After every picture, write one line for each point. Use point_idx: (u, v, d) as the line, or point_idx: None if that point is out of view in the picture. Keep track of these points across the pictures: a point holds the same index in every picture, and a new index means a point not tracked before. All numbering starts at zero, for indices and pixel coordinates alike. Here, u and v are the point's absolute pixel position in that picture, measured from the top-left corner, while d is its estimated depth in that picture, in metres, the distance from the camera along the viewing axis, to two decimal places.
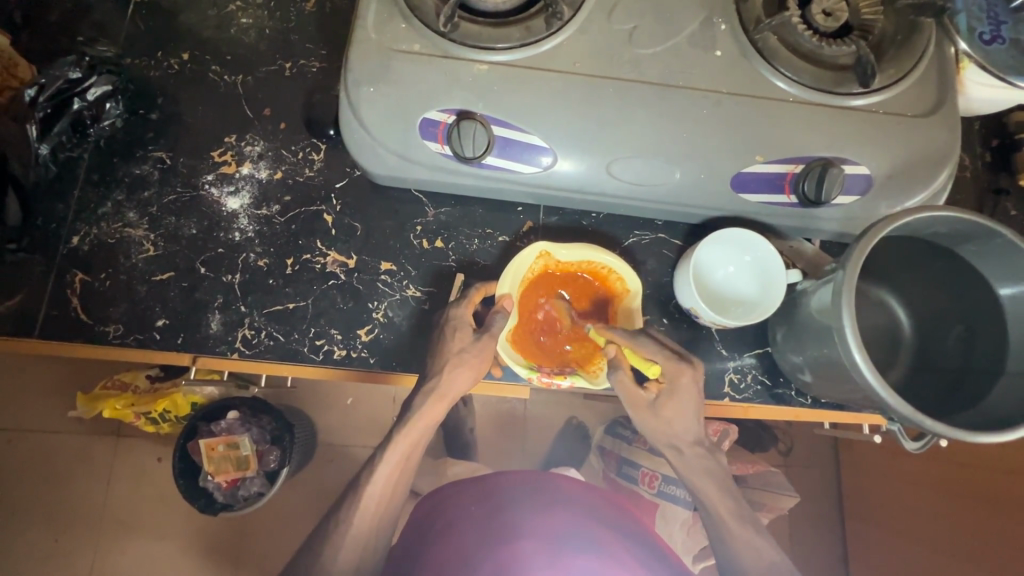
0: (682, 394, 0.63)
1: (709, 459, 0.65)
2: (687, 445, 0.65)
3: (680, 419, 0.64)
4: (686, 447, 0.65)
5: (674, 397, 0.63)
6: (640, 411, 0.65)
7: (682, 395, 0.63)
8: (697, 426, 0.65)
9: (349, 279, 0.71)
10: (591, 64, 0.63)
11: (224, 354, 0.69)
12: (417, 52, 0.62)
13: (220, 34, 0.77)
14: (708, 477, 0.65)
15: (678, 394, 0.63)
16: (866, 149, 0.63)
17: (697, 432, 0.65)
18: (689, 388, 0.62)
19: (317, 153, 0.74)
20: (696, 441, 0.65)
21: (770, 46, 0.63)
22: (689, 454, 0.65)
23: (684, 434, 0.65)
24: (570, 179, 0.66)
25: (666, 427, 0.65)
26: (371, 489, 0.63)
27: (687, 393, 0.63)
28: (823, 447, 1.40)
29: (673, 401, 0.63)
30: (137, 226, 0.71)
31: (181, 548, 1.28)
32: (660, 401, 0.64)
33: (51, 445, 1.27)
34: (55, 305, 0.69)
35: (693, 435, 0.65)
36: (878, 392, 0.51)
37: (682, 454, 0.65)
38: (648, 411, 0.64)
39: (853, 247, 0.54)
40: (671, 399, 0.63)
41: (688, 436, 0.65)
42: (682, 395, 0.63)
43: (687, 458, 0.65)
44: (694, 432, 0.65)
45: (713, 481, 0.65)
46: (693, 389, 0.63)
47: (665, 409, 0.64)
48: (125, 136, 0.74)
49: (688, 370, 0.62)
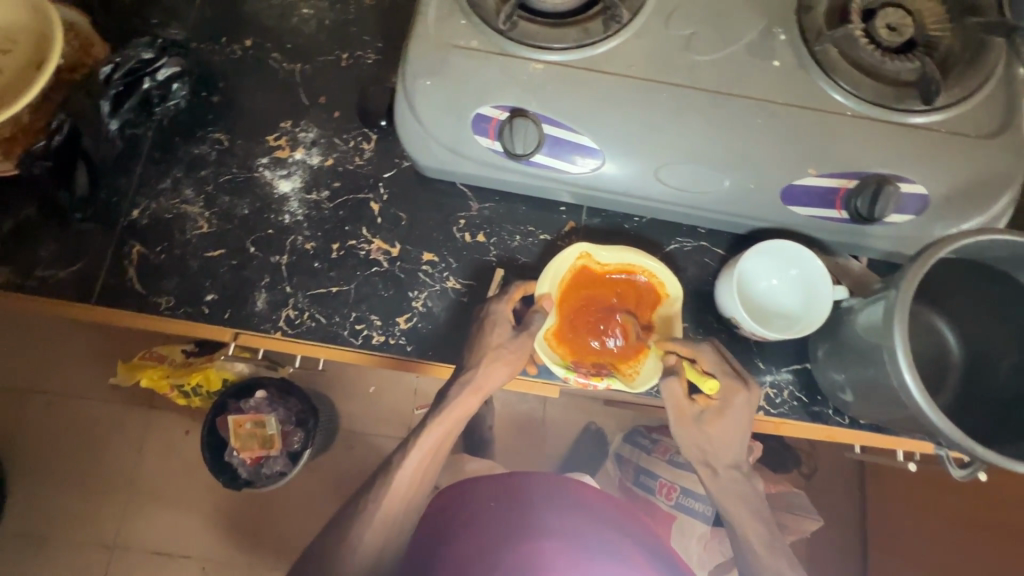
0: (733, 412, 0.63)
1: (745, 484, 0.65)
2: (723, 467, 0.65)
3: (723, 438, 0.64)
4: (723, 470, 0.65)
5: (725, 413, 0.63)
6: (685, 424, 0.65)
7: (733, 412, 0.63)
8: (737, 450, 0.64)
9: (392, 267, 0.72)
10: (646, 67, 0.63)
11: (267, 332, 0.71)
12: (475, 48, 0.63)
13: (282, 24, 0.80)
14: (740, 501, 0.64)
15: (727, 413, 0.63)
16: (924, 168, 0.61)
17: (736, 454, 0.65)
18: (742, 407, 0.62)
19: (368, 142, 0.76)
20: (733, 464, 0.65)
21: (830, 59, 0.63)
22: (724, 477, 0.65)
23: (724, 454, 0.65)
24: (617, 181, 0.66)
25: (706, 443, 0.65)
26: (401, 473, 0.64)
27: (737, 412, 0.63)
28: (847, 473, 1.36)
29: (722, 418, 0.63)
30: (194, 204, 0.74)
31: (202, 519, 1.32)
32: (707, 415, 0.64)
33: (89, 410, 1.32)
34: (113, 274, 0.72)
35: (730, 457, 0.65)
36: (927, 415, 0.50)
37: (717, 476, 0.65)
38: (693, 424, 0.64)
39: (909, 267, 0.53)
40: (718, 417, 0.63)
41: (727, 458, 0.65)
42: (733, 415, 0.63)
43: (721, 480, 0.65)
44: (733, 455, 0.65)
45: (744, 504, 0.64)
46: (745, 410, 0.63)
47: (711, 425, 0.64)
48: (188, 117, 0.77)
49: (743, 390, 0.62)
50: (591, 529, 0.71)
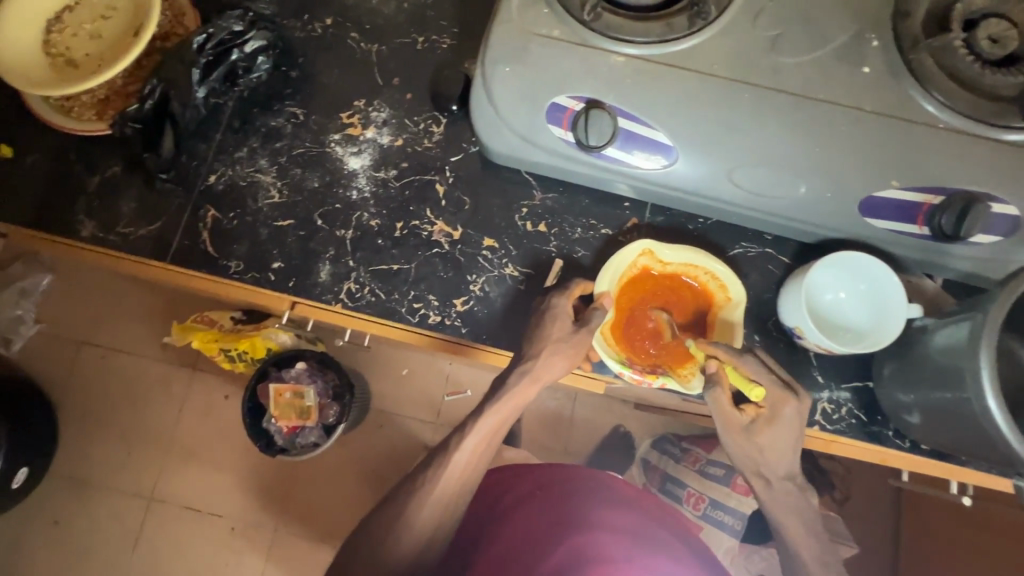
0: (785, 423, 0.61)
1: (797, 497, 0.62)
2: (776, 478, 0.62)
3: (778, 451, 0.61)
4: (776, 481, 0.62)
5: (774, 423, 0.61)
6: (734, 435, 0.62)
7: (784, 423, 0.61)
8: (790, 462, 0.62)
9: (452, 249, 0.74)
10: (729, 66, 0.62)
11: (328, 303, 0.73)
12: (557, 37, 0.63)
13: (362, 5, 0.82)
14: (795, 514, 0.62)
15: (777, 423, 0.61)
16: (1019, 188, 0.59)
17: (789, 466, 0.62)
18: (792, 418, 0.61)
19: (437, 125, 0.77)
20: (786, 476, 0.62)
21: (926, 68, 0.60)
22: (777, 488, 0.62)
23: (775, 466, 0.62)
24: (687, 180, 0.65)
25: (757, 454, 0.62)
26: (458, 455, 0.63)
27: (787, 422, 0.61)
28: (884, 503, 1.32)
29: (772, 428, 0.61)
30: (267, 173, 0.77)
31: (237, 481, 1.37)
32: (757, 425, 0.62)
33: (141, 366, 1.39)
34: (188, 235, 0.75)
35: (783, 468, 0.62)
36: (1009, 442, 0.49)
37: (769, 486, 0.62)
38: (743, 434, 0.62)
39: (1000, 289, 0.51)
40: (769, 427, 0.61)
41: (780, 470, 0.62)
42: (784, 425, 0.61)
43: (773, 492, 0.63)
44: (786, 466, 0.62)
45: (799, 518, 0.62)
46: (796, 420, 0.61)
47: (761, 435, 0.62)
48: (266, 90, 0.79)
49: (792, 399, 0.60)
50: (633, 528, 0.70)
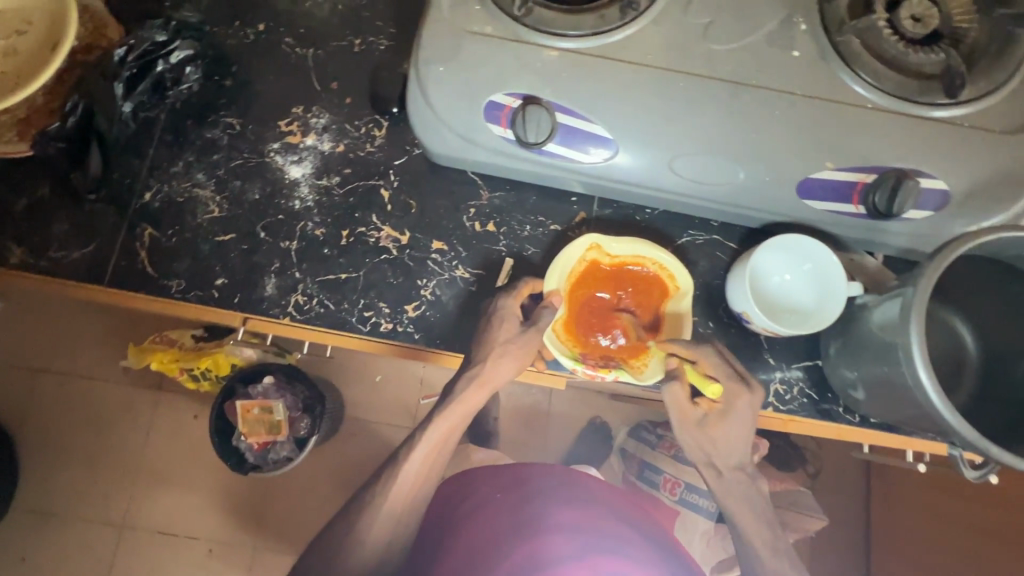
0: (738, 416, 0.63)
1: (749, 487, 0.65)
2: (727, 468, 0.65)
3: (728, 441, 0.64)
4: (727, 471, 0.65)
5: (727, 417, 0.63)
6: (688, 428, 0.64)
7: (737, 416, 0.63)
8: (742, 452, 0.65)
9: (400, 255, 0.72)
10: (663, 56, 0.62)
11: (276, 317, 0.71)
12: (489, 34, 0.63)
13: (295, 8, 0.79)
14: (745, 502, 0.64)
15: (731, 416, 0.63)
16: (946, 164, 0.60)
17: (741, 457, 0.65)
18: (744, 412, 0.63)
19: (379, 129, 0.76)
20: (738, 466, 0.65)
21: (852, 50, 0.61)
22: (728, 478, 0.65)
23: (728, 457, 0.64)
24: (629, 172, 0.65)
25: (709, 446, 0.64)
26: (408, 467, 0.64)
27: (741, 416, 0.63)
28: (853, 474, 1.35)
29: (724, 422, 0.63)
30: (205, 187, 0.74)
31: (209, 502, 1.33)
32: (710, 419, 0.64)
33: (99, 392, 1.34)
34: (125, 256, 0.72)
35: (735, 459, 0.65)
36: (942, 415, 0.50)
37: (721, 476, 0.65)
38: (696, 427, 0.64)
39: (927, 264, 0.52)
40: (721, 420, 0.63)
41: (731, 460, 0.65)
42: (736, 418, 0.63)
43: (726, 481, 0.65)
44: (738, 457, 0.65)
45: (749, 506, 0.64)
46: (748, 414, 0.63)
47: (714, 428, 0.64)
48: (200, 100, 0.77)
49: (746, 393, 0.62)
50: (593, 524, 0.70)
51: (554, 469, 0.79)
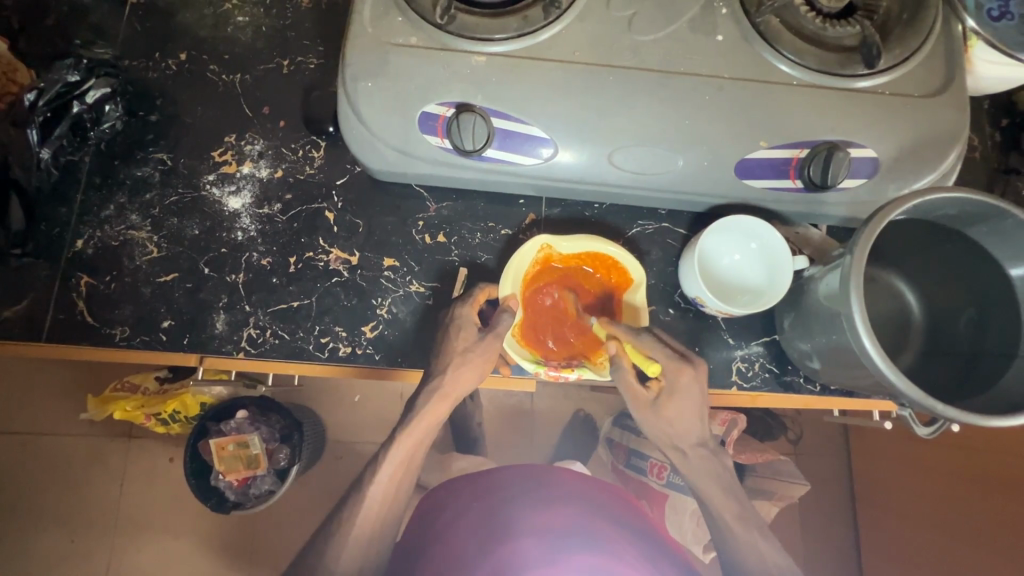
0: (684, 393, 0.63)
1: (713, 463, 0.65)
2: (688, 447, 0.66)
3: (680, 421, 0.64)
4: (689, 450, 0.66)
5: (675, 396, 0.63)
6: (642, 411, 0.65)
7: (682, 394, 0.63)
8: (699, 429, 0.65)
9: (352, 276, 0.71)
10: (590, 52, 0.62)
11: (230, 354, 0.69)
12: (414, 44, 0.62)
13: (216, 33, 0.77)
14: (711, 478, 0.65)
15: (678, 394, 0.63)
16: (873, 132, 0.62)
17: (699, 433, 0.65)
18: (691, 389, 0.62)
19: (317, 150, 0.74)
20: (699, 443, 0.66)
21: (773, 29, 0.62)
22: (691, 456, 0.66)
23: (685, 436, 0.65)
24: (571, 170, 0.65)
25: (667, 427, 0.65)
26: (374, 490, 0.64)
27: (687, 393, 0.63)
28: (832, 435, 1.39)
29: (674, 400, 0.63)
30: (141, 228, 0.71)
31: (194, 546, 1.29)
32: (660, 401, 0.64)
33: (62, 449, 1.28)
34: (61, 309, 0.69)
35: (695, 436, 0.65)
36: (889, 379, 0.51)
37: (685, 457, 0.66)
38: (650, 411, 0.65)
39: (860, 232, 0.53)
40: (672, 399, 0.63)
41: (690, 438, 0.65)
42: (684, 395, 0.63)
43: (690, 461, 0.66)
44: (696, 434, 0.65)
45: (716, 483, 0.65)
46: (695, 388, 0.62)
47: (667, 409, 0.64)
48: (125, 139, 0.74)
49: (689, 369, 0.62)
50: (567, 519, 0.70)
51: (529, 469, 0.79)
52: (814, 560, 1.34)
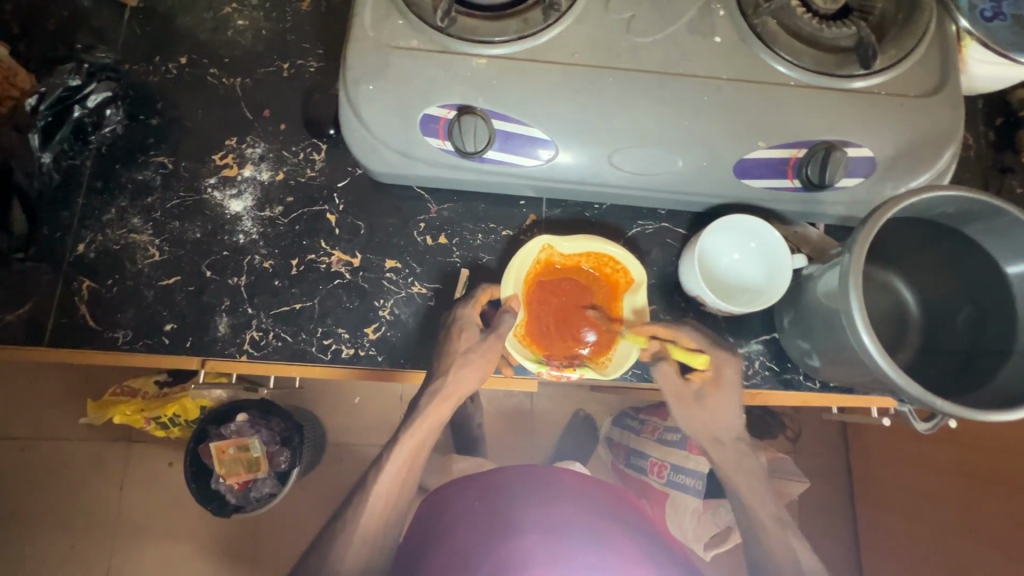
0: (728, 383, 0.66)
1: (749, 456, 0.66)
2: (727, 439, 0.67)
3: (724, 412, 0.67)
4: (728, 441, 0.67)
5: (719, 386, 0.66)
6: (688, 404, 0.67)
7: (726, 383, 0.66)
8: (738, 420, 0.67)
9: (355, 278, 0.71)
10: (589, 54, 0.63)
11: (233, 356, 0.69)
12: (415, 47, 0.62)
13: (216, 37, 0.77)
14: (744, 468, 0.66)
15: (723, 383, 0.66)
16: (869, 132, 0.62)
17: (738, 425, 0.67)
18: (732, 378, 0.66)
19: (318, 152, 0.74)
20: (737, 434, 0.67)
21: (770, 30, 0.63)
22: (729, 448, 0.67)
23: (726, 427, 0.67)
24: (572, 170, 0.66)
25: (709, 419, 0.67)
26: (377, 490, 0.64)
27: (730, 382, 0.66)
28: (831, 433, 1.39)
29: (719, 391, 0.66)
30: (143, 232, 0.72)
31: (195, 550, 1.29)
32: (707, 391, 0.66)
33: (62, 454, 1.27)
34: (63, 312, 0.69)
35: (734, 429, 0.67)
36: (888, 375, 0.51)
37: (723, 448, 0.67)
38: (696, 403, 0.66)
39: (859, 231, 0.54)
40: (715, 390, 0.66)
41: (730, 428, 0.67)
42: (726, 384, 0.66)
43: (726, 452, 0.67)
44: (737, 425, 0.67)
45: (750, 475, 0.66)
46: (736, 378, 0.66)
47: (712, 399, 0.66)
48: (126, 142, 0.74)
49: (731, 360, 0.66)
50: (569, 518, 0.71)
51: (531, 469, 0.79)
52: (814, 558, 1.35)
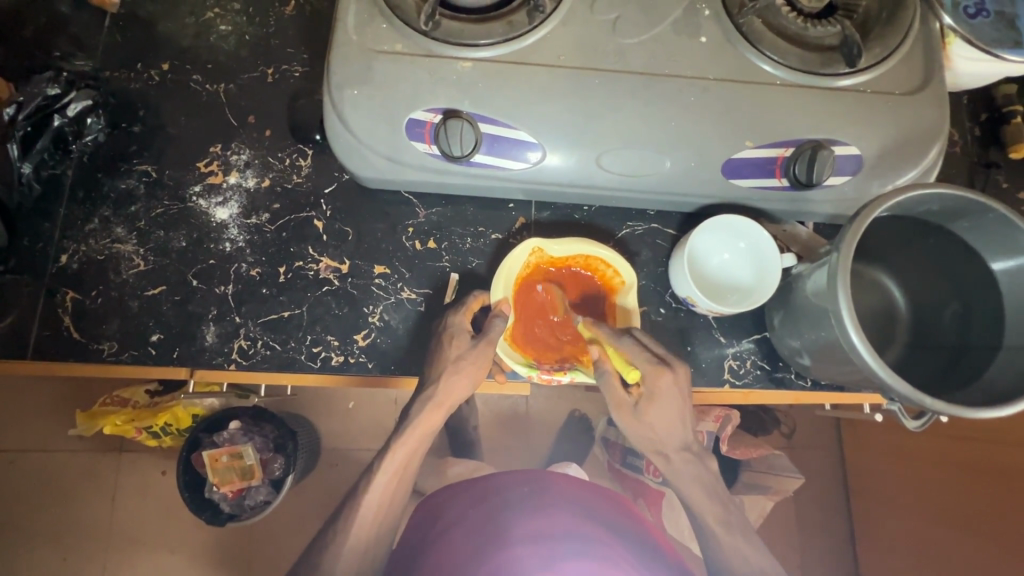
0: (664, 397, 0.63)
1: (698, 465, 0.66)
2: (673, 452, 0.66)
3: (665, 425, 0.64)
4: (674, 454, 0.66)
5: (656, 399, 0.63)
6: (623, 416, 0.65)
7: (663, 396, 0.63)
8: (683, 433, 0.65)
9: (343, 284, 0.71)
10: (575, 56, 0.62)
11: (221, 366, 0.68)
12: (399, 51, 0.61)
13: (199, 42, 0.76)
14: (696, 483, 0.66)
15: (659, 398, 0.63)
16: (856, 130, 0.63)
17: (684, 438, 0.65)
18: (671, 391, 0.62)
19: (304, 158, 0.74)
20: (683, 447, 0.66)
21: (755, 30, 0.63)
22: (676, 461, 0.66)
23: (670, 441, 0.65)
24: (560, 172, 0.65)
25: (649, 431, 0.65)
26: (370, 499, 0.64)
27: (668, 396, 0.62)
28: (826, 428, 1.40)
29: (656, 405, 0.63)
30: (126, 241, 0.71)
31: (189, 559, 1.28)
32: (642, 405, 0.64)
33: (51, 465, 1.25)
34: (47, 325, 0.68)
35: (679, 441, 0.65)
36: (877, 373, 0.52)
37: (669, 462, 0.66)
38: (632, 416, 0.64)
39: (847, 229, 0.54)
40: (652, 404, 0.63)
41: (674, 442, 0.65)
42: (664, 398, 0.63)
43: (675, 464, 0.66)
44: (680, 438, 0.65)
45: (701, 487, 0.65)
46: (676, 391, 0.62)
47: (648, 413, 0.64)
48: (108, 151, 0.73)
49: (668, 371, 0.62)
50: (562, 523, 0.71)
51: (524, 474, 0.79)
52: (809, 552, 1.36)
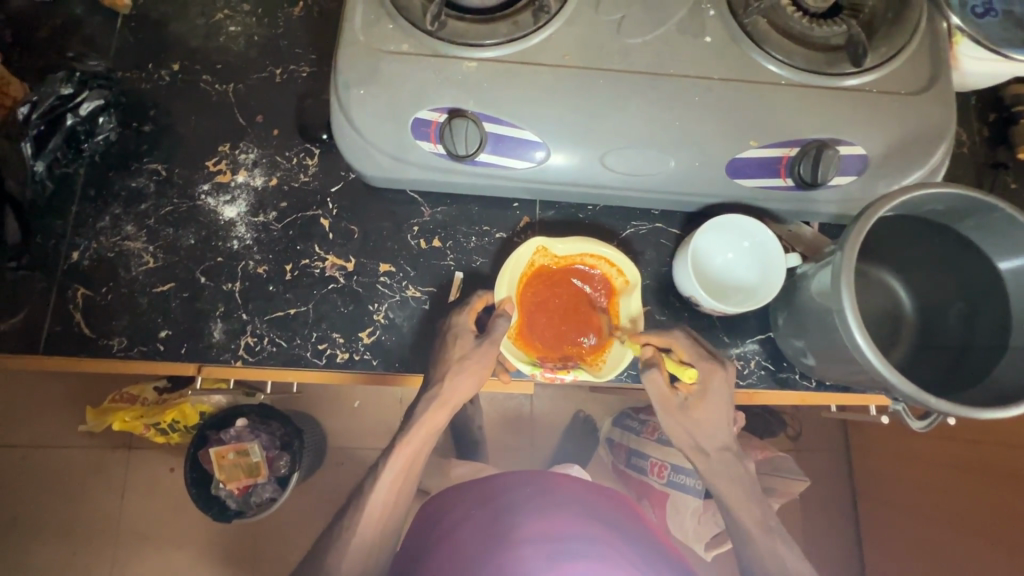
0: (713, 394, 0.65)
1: (736, 465, 0.66)
2: (714, 449, 0.66)
3: (709, 423, 0.65)
4: (714, 452, 0.66)
5: (705, 397, 0.65)
6: (669, 413, 0.66)
7: (714, 394, 0.65)
8: (727, 431, 0.66)
9: (349, 282, 0.71)
10: (580, 56, 0.63)
11: (228, 362, 0.69)
12: (405, 51, 0.62)
13: (209, 43, 0.77)
14: (734, 481, 0.65)
15: (708, 395, 0.65)
16: (861, 129, 0.62)
17: (727, 436, 0.66)
18: (721, 390, 0.64)
19: (311, 157, 0.74)
20: (724, 446, 0.66)
21: (760, 30, 0.63)
22: (716, 458, 0.66)
23: (713, 438, 0.66)
24: (565, 172, 0.66)
25: (693, 429, 0.66)
26: (375, 495, 0.64)
27: (717, 394, 0.65)
28: (832, 431, 1.39)
29: (704, 402, 0.65)
30: (137, 239, 0.72)
31: (197, 556, 1.29)
32: (690, 402, 0.65)
33: (61, 462, 1.27)
34: (59, 321, 0.69)
35: (720, 439, 0.66)
36: (883, 374, 0.51)
37: (709, 458, 0.66)
38: (678, 412, 0.66)
39: (851, 229, 0.54)
40: (701, 400, 0.65)
41: (717, 440, 0.66)
42: (713, 396, 0.65)
43: (712, 462, 0.66)
44: (723, 436, 0.66)
45: (739, 486, 0.65)
46: (724, 390, 0.64)
47: (695, 410, 0.65)
48: (119, 150, 0.74)
49: (720, 371, 0.64)
50: (568, 523, 0.71)
51: (530, 475, 0.79)
52: (816, 557, 1.35)
